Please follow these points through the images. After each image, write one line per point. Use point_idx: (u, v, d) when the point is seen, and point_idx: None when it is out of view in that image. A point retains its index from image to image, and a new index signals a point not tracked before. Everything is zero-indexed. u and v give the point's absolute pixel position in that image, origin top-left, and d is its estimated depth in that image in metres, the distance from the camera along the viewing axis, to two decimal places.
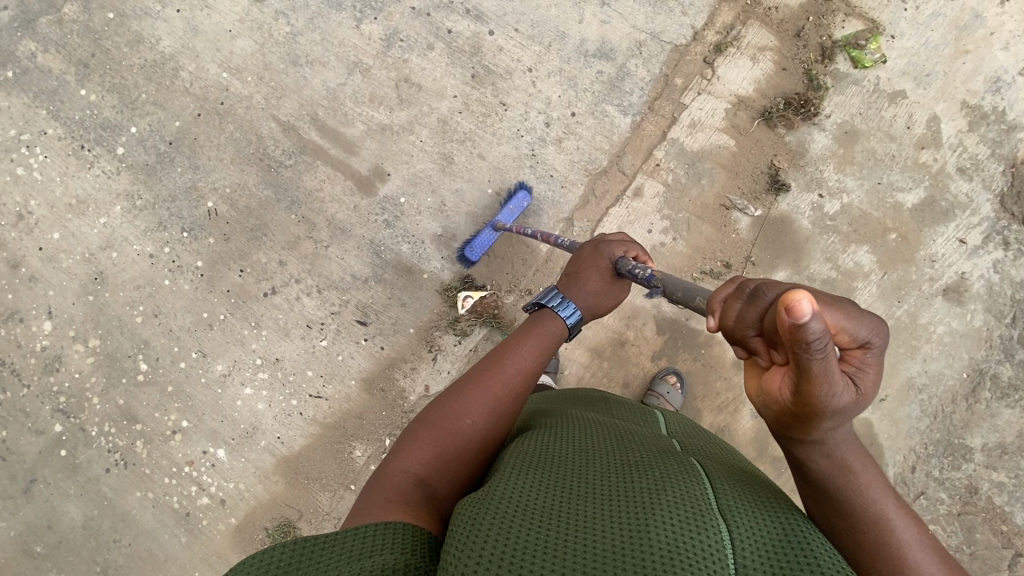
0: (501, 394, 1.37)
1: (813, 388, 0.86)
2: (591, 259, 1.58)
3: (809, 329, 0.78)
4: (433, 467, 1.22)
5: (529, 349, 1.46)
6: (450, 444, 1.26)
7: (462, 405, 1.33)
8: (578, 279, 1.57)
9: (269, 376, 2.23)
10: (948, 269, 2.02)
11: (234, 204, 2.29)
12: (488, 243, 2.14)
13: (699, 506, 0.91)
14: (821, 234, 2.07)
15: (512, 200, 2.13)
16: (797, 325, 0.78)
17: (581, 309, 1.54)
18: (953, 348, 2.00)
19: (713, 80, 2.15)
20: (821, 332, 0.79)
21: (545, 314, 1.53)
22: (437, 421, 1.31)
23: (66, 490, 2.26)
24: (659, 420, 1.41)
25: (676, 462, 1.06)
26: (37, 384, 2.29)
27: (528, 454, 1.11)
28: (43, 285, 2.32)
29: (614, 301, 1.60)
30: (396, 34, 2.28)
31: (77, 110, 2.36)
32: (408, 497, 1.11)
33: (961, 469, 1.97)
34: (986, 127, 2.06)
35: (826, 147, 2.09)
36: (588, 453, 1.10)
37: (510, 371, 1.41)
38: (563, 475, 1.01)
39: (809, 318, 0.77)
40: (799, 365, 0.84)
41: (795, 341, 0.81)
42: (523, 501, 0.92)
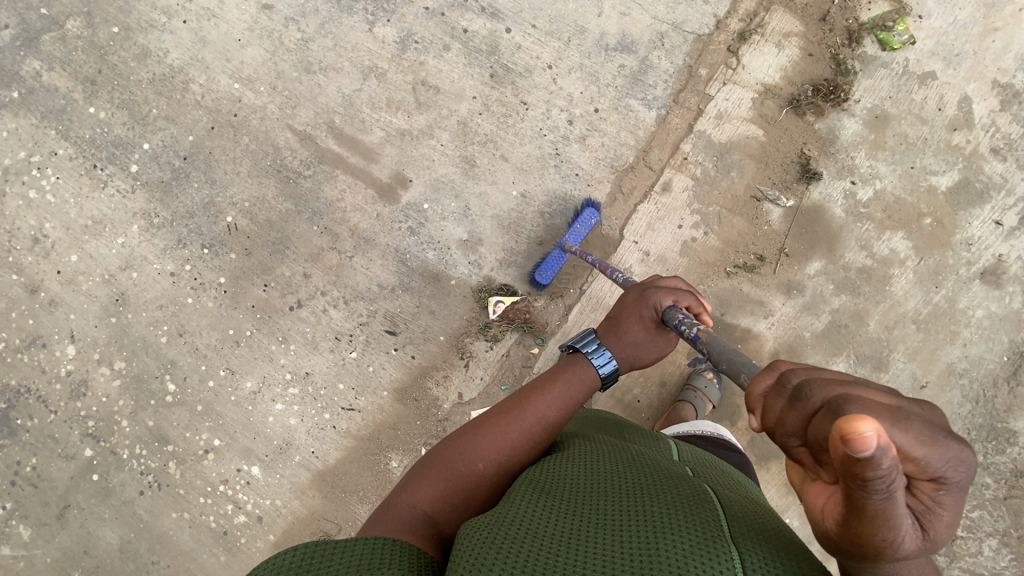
0: (517, 443, 1.31)
1: (867, 525, 0.70)
2: (634, 306, 1.47)
3: (876, 463, 0.63)
4: (440, 505, 1.19)
5: (551, 398, 1.38)
6: (459, 485, 1.24)
7: (478, 445, 1.30)
8: (619, 323, 1.48)
9: (300, 391, 2.21)
10: (986, 251, 2.00)
11: (254, 217, 2.25)
12: (558, 265, 2.12)
13: (709, 531, 0.91)
14: (854, 222, 2.04)
15: (580, 219, 2.09)
16: (856, 457, 0.63)
17: (617, 358, 1.45)
18: (993, 332, 1.98)
19: (738, 69, 2.11)
20: (889, 468, 0.63)
21: (581, 358, 1.45)
22: (444, 463, 1.28)
23: (101, 514, 2.23)
24: (672, 446, 1.39)
25: (687, 487, 1.07)
26: (64, 409, 2.26)
27: (537, 480, 1.13)
28: (64, 309, 2.28)
29: (658, 352, 1.48)
30: (411, 35, 2.23)
31: (87, 128, 2.31)
32: (414, 530, 1.09)
33: (1005, 453, 1.95)
34: (1018, 106, 2.02)
35: (857, 133, 2.05)
36: (598, 475, 1.11)
37: (529, 422, 1.34)
38: (574, 500, 1.03)
39: (875, 451, 0.62)
40: (851, 496, 0.68)
41: (851, 471, 0.65)
42: (532, 528, 0.95)
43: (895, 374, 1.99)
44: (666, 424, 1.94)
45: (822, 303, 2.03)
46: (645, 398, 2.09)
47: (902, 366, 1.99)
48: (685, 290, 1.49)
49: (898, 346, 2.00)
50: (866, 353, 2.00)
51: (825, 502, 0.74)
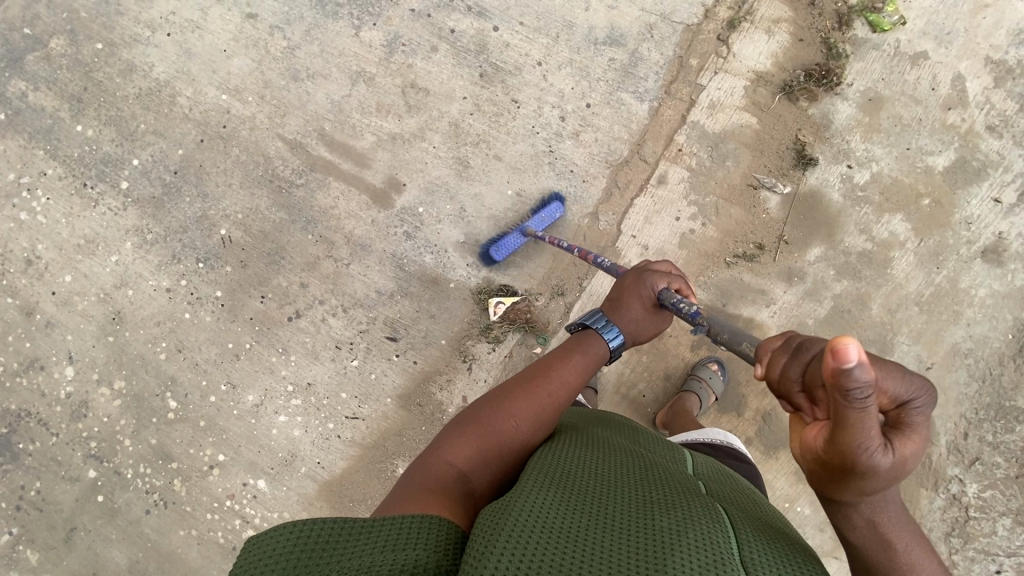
0: (546, 404, 1.35)
1: (852, 447, 0.80)
2: (633, 287, 1.49)
3: (857, 375, 0.74)
4: (474, 465, 1.22)
5: (576, 364, 1.44)
6: (493, 443, 1.26)
7: (510, 406, 1.32)
8: (620, 304, 1.50)
9: (303, 402, 2.19)
10: (985, 230, 1.98)
11: (249, 229, 2.23)
12: (515, 245, 2.10)
13: (720, 551, 0.92)
14: (852, 206, 2.03)
15: (546, 209, 2.10)
16: (844, 370, 0.74)
17: (623, 335, 1.48)
18: (996, 310, 1.97)
19: (729, 58, 2.09)
20: (866, 381, 0.75)
21: (589, 336, 1.48)
22: (477, 423, 1.30)
23: (108, 535, 2.21)
24: (687, 459, 1.37)
25: (701, 504, 1.06)
26: (65, 431, 2.24)
27: (552, 471, 1.13)
28: (61, 330, 2.26)
29: (656, 330, 1.53)
30: (398, 38, 2.21)
31: (75, 147, 2.29)
32: (448, 491, 1.11)
33: (1014, 431, 1.94)
34: (1012, 82, 2.01)
35: (851, 116, 2.04)
36: (612, 481, 1.10)
37: (557, 386, 1.39)
38: (587, 501, 1.01)
39: (857, 365, 0.73)
40: (840, 417, 0.79)
41: (839, 388, 0.76)
42: (545, 521, 0.93)
43: (900, 356, 1.98)
44: (670, 416, 1.93)
45: (824, 289, 2.02)
46: (650, 392, 2.08)
47: (906, 349, 1.98)
48: (678, 274, 1.55)
49: (902, 329, 1.99)
50: (869, 337, 1.99)
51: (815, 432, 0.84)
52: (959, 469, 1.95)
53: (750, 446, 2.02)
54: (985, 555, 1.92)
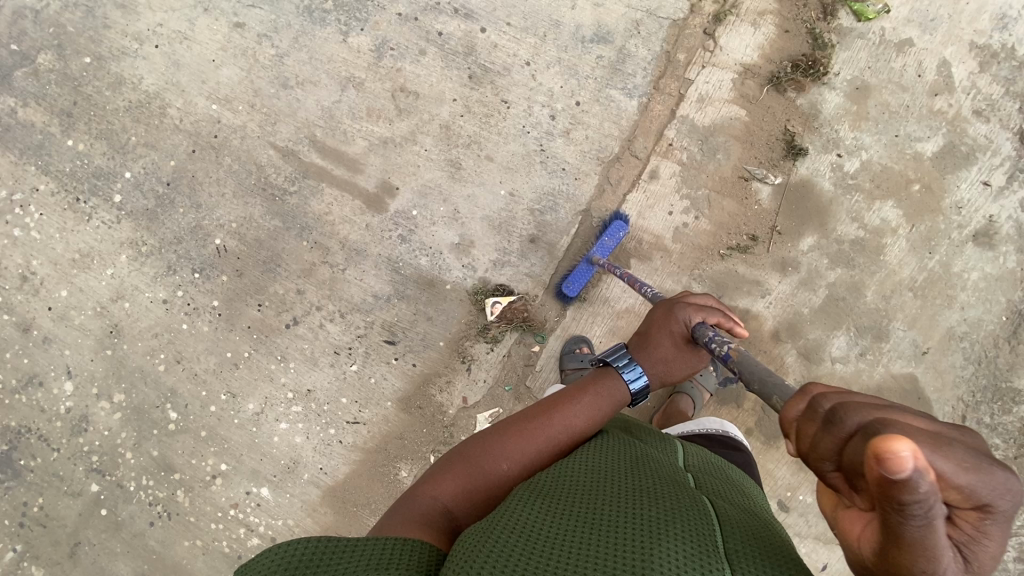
0: (543, 448, 1.34)
1: (903, 555, 0.66)
2: (663, 321, 1.51)
3: (913, 485, 0.59)
4: (460, 500, 1.26)
5: (580, 408, 1.40)
6: (481, 483, 1.29)
7: (503, 447, 1.33)
8: (649, 341, 1.52)
9: (304, 409, 2.19)
10: (976, 214, 2.00)
11: (243, 238, 2.23)
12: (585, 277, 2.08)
13: (706, 544, 0.93)
14: (844, 194, 2.04)
15: (608, 231, 2.06)
16: (894, 478, 0.60)
17: (649, 375, 1.48)
18: (989, 293, 1.98)
19: (716, 51, 2.10)
20: (927, 492, 0.60)
21: (608, 372, 1.48)
22: (469, 459, 1.33)
23: (113, 549, 2.21)
24: (680, 450, 1.38)
25: (688, 496, 1.08)
26: (66, 447, 2.24)
27: (538, 485, 1.17)
28: (58, 345, 2.26)
29: (687, 368, 1.51)
30: (386, 43, 2.21)
31: (67, 161, 2.29)
32: (433, 522, 1.16)
33: (1012, 413, 1.95)
34: (997, 66, 2.02)
35: (839, 105, 2.05)
36: (598, 481, 1.13)
37: (557, 429, 1.37)
38: (570, 507, 1.05)
39: (914, 471, 0.59)
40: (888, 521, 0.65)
41: (886, 493, 0.62)
42: (526, 534, 0.98)
43: (896, 342, 1.99)
44: (665, 418, 1.95)
45: (818, 278, 2.03)
46: None
47: (902, 334, 1.99)
48: (715, 308, 1.52)
49: (896, 315, 2.00)
50: (865, 324, 2.00)
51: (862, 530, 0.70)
52: None
53: (750, 437, 2.03)
54: None
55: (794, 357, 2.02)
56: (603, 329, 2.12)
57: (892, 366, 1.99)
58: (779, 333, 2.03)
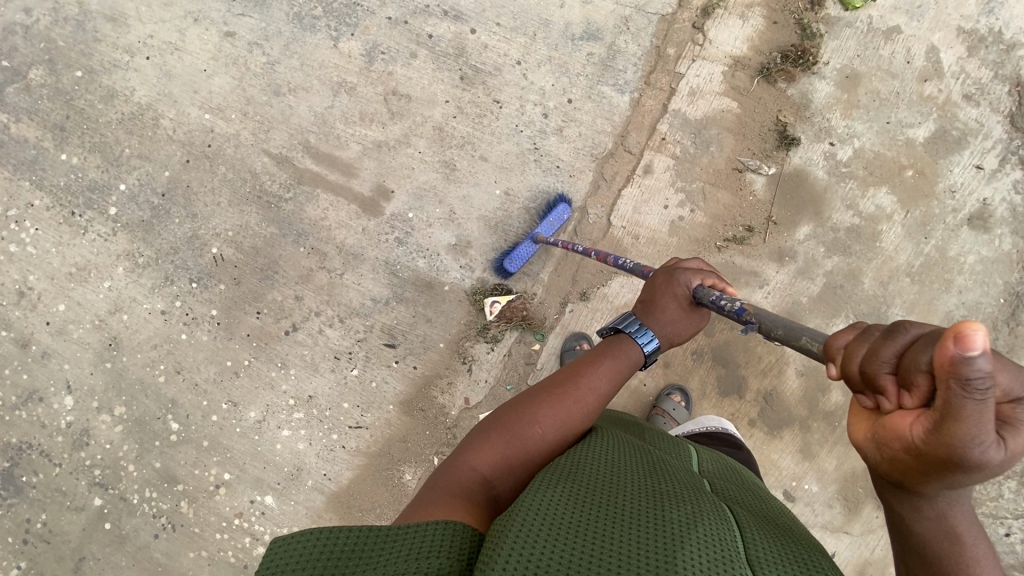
0: (574, 411, 1.37)
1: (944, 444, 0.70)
2: (667, 286, 1.50)
3: (980, 364, 0.63)
4: (497, 471, 1.25)
5: (605, 370, 1.44)
6: (518, 449, 1.30)
7: (536, 413, 1.35)
8: (655, 306, 1.50)
9: (306, 415, 2.18)
10: (970, 197, 2.01)
11: (240, 246, 2.23)
12: (527, 254, 2.09)
13: (729, 548, 0.96)
14: (837, 182, 2.04)
15: (552, 212, 2.09)
16: (965, 356, 0.63)
17: (660, 337, 1.48)
18: (986, 276, 1.98)
19: (705, 45, 2.11)
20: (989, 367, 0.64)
21: (622, 339, 1.48)
22: (504, 429, 1.33)
23: (118, 562, 2.20)
24: (693, 456, 1.43)
25: (709, 500, 1.11)
26: (69, 461, 2.23)
27: (562, 470, 1.17)
28: (58, 360, 2.25)
29: (694, 329, 1.52)
30: (377, 47, 2.22)
31: (61, 175, 2.29)
32: (472, 496, 1.15)
33: None
34: (985, 50, 2.03)
35: (830, 94, 2.06)
36: (621, 476, 1.16)
37: (587, 392, 1.40)
38: (596, 496, 1.06)
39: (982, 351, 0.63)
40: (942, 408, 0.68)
41: (952, 377, 0.66)
42: (553, 515, 0.98)
43: None
44: None
45: (815, 266, 2.03)
46: (651, 380, 2.07)
47: (901, 320, 2.00)
48: (710, 270, 1.54)
49: (895, 301, 2.00)
50: (864, 311, 2.01)
51: (910, 425, 0.73)
52: None
53: (754, 427, 2.03)
54: (995, 520, 1.91)
55: None
56: (602, 324, 2.12)
57: None
58: None
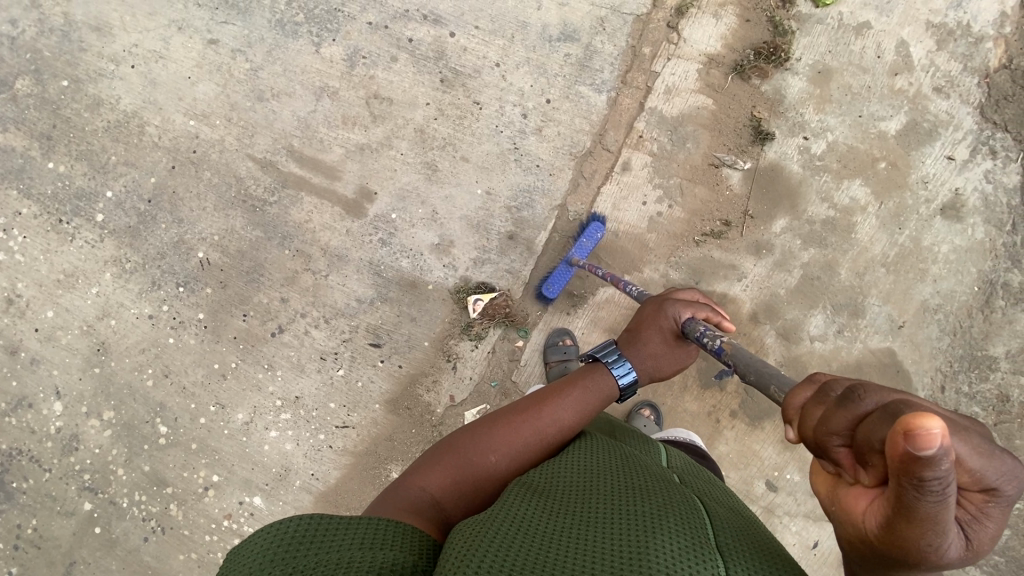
0: (531, 441, 1.37)
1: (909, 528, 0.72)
2: (654, 317, 1.59)
3: (934, 463, 0.64)
4: (447, 491, 1.28)
5: (569, 403, 1.45)
6: (470, 474, 1.32)
7: (491, 439, 1.37)
8: (639, 337, 1.59)
9: (292, 416, 2.20)
10: (942, 187, 2.04)
11: (225, 250, 2.25)
12: (564, 279, 2.10)
13: (699, 540, 0.98)
14: (812, 175, 2.08)
15: (585, 232, 2.09)
16: (918, 455, 0.64)
17: (637, 369, 1.55)
18: (960, 265, 2.01)
19: (680, 43, 2.15)
20: (947, 471, 0.65)
21: (597, 371, 1.52)
22: (458, 451, 1.36)
23: (108, 566, 2.22)
24: (662, 451, 1.45)
25: (679, 493, 1.14)
26: (58, 466, 2.25)
27: (533, 484, 1.21)
28: (46, 366, 2.27)
29: (675, 364, 1.59)
30: (358, 51, 2.25)
31: (49, 183, 2.32)
32: (422, 512, 1.18)
33: (989, 380, 1.97)
34: (954, 43, 2.07)
35: (803, 90, 2.10)
36: (592, 478, 1.18)
37: (546, 423, 1.40)
38: (568, 502, 1.08)
39: (936, 451, 0.63)
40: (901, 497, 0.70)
41: (908, 472, 0.67)
42: (527, 526, 1.01)
43: (872, 318, 2.03)
44: None
45: (792, 259, 2.06)
46: None
47: (877, 310, 2.03)
48: (703, 305, 1.61)
49: (871, 291, 2.03)
50: (841, 301, 2.04)
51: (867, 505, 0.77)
52: None
53: (735, 419, 2.05)
54: None
55: (772, 337, 2.05)
56: (585, 320, 2.15)
57: (870, 342, 2.02)
58: (757, 315, 2.06)
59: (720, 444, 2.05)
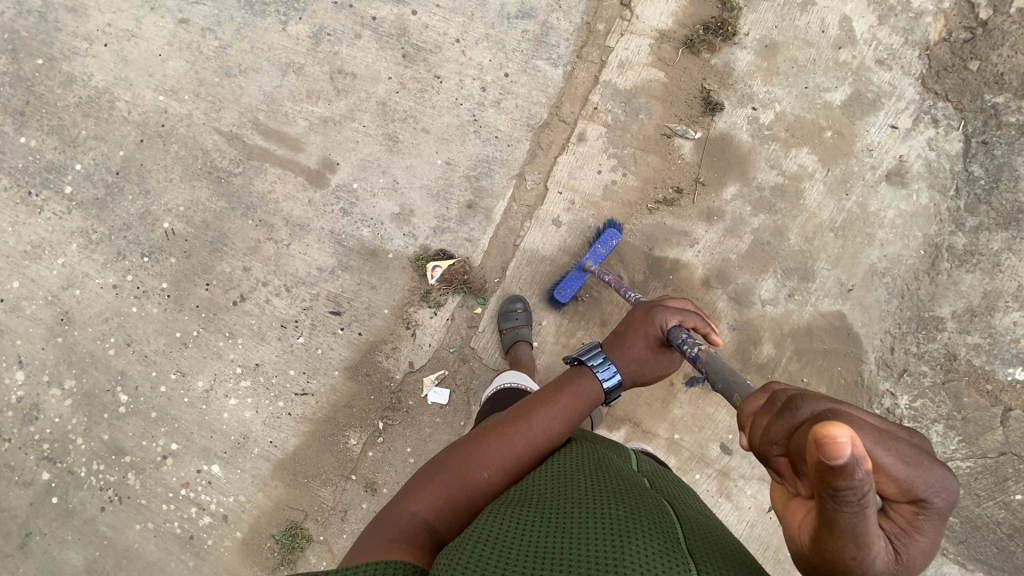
0: (523, 454, 1.34)
1: (836, 536, 0.74)
2: (641, 321, 1.52)
3: (849, 470, 0.67)
4: (441, 513, 1.23)
5: (561, 408, 1.42)
6: (462, 493, 1.27)
7: (482, 455, 1.32)
8: (625, 340, 1.52)
9: (252, 383, 2.21)
10: (886, 155, 2.09)
11: (190, 220, 2.29)
12: (576, 284, 2.08)
13: (670, 543, 1.01)
14: (761, 144, 2.13)
15: (602, 239, 2.05)
16: (830, 464, 0.68)
17: (622, 373, 1.49)
18: (906, 229, 2.06)
19: (632, 20, 2.22)
20: (857, 478, 0.68)
21: (585, 372, 1.49)
22: (450, 468, 1.31)
23: (64, 536, 2.20)
24: (633, 455, 1.50)
25: (649, 498, 1.18)
26: (18, 436, 2.25)
27: (510, 496, 1.21)
28: (11, 336, 2.29)
29: (660, 370, 1.53)
30: (323, 29, 2.33)
31: (20, 158, 2.37)
32: (417, 542, 1.14)
33: (936, 340, 2.00)
34: (895, 18, 2.14)
35: (750, 63, 2.17)
36: (568, 484, 1.20)
37: (535, 433, 1.37)
38: (540, 511, 1.10)
39: (847, 460, 0.67)
40: (826, 507, 0.73)
41: (824, 480, 0.70)
42: (500, 541, 1.03)
43: (821, 282, 2.06)
44: None
45: (742, 225, 2.11)
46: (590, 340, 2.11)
47: (827, 274, 2.06)
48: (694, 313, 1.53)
49: (820, 256, 2.07)
50: (791, 266, 2.08)
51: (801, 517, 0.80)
52: (890, 382, 2.00)
53: (689, 382, 2.07)
54: None
55: (724, 301, 2.08)
56: (542, 288, 2.19)
57: (820, 305, 2.05)
58: (709, 280, 2.10)
59: (675, 407, 2.06)
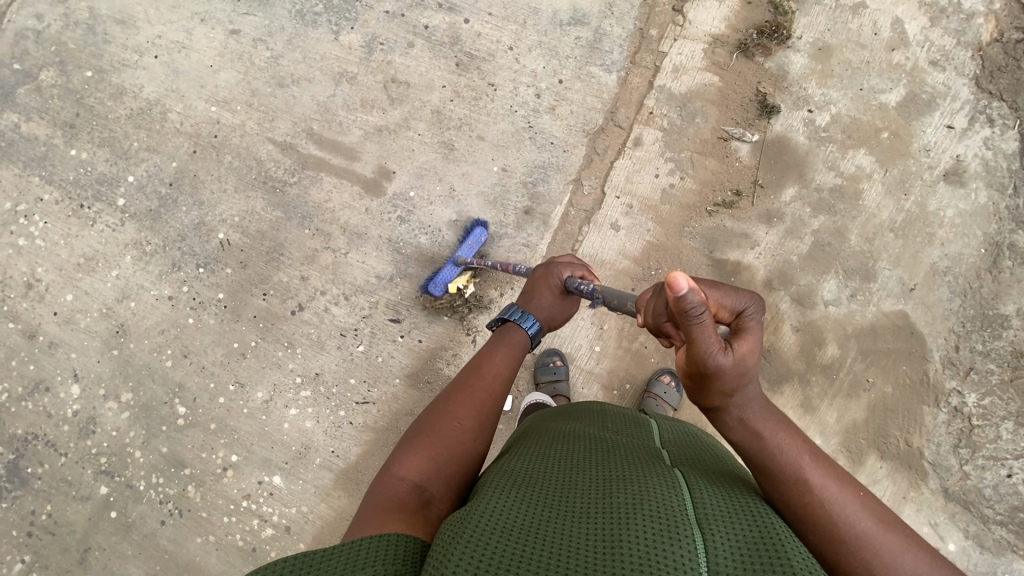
0: (486, 395, 1.33)
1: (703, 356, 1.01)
2: (542, 276, 1.57)
3: (687, 297, 0.94)
4: (430, 472, 1.17)
5: (502, 352, 1.43)
6: (442, 447, 1.21)
7: (448, 407, 1.29)
8: (533, 294, 1.55)
9: (312, 393, 2.20)
10: (944, 154, 2.11)
11: (246, 231, 2.29)
12: (450, 277, 2.13)
13: (676, 520, 0.88)
14: (818, 146, 2.15)
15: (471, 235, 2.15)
16: (678, 296, 0.94)
17: (540, 319, 1.51)
18: (966, 228, 2.07)
19: (685, 25, 2.24)
20: (698, 301, 0.95)
21: (507, 327, 1.48)
22: (426, 429, 1.25)
23: (124, 552, 2.18)
24: (653, 430, 1.33)
25: (664, 471, 1.02)
26: (74, 450, 2.23)
27: (508, 476, 1.06)
28: (65, 349, 2.27)
29: (567, 313, 1.60)
30: (376, 38, 2.34)
31: (71, 170, 2.36)
32: (407, 506, 1.07)
33: (1002, 337, 2.01)
34: (946, 20, 2.16)
35: (805, 66, 2.18)
36: (573, 474, 1.04)
37: (488, 374, 1.37)
38: (542, 489, 1.00)
39: (687, 290, 0.93)
40: (688, 334, 0.99)
41: (681, 310, 0.96)
42: (500, 534, 0.89)
43: (883, 282, 2.07)
44: None
45: (803, 226, 2.12)
46: (651, 343, 2.13)
47: (889, 274, 2.08)
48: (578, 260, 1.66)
49: (881, 256, 2.09)
50: (852, 266, 2.09)
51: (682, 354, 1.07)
52: (956, 381, 2.01)
53: None
54: (995, 461, 1.97)
55: (787, 302, 2.08)
56: None
57: (883, 305, 2.06)
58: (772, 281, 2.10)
59: None
